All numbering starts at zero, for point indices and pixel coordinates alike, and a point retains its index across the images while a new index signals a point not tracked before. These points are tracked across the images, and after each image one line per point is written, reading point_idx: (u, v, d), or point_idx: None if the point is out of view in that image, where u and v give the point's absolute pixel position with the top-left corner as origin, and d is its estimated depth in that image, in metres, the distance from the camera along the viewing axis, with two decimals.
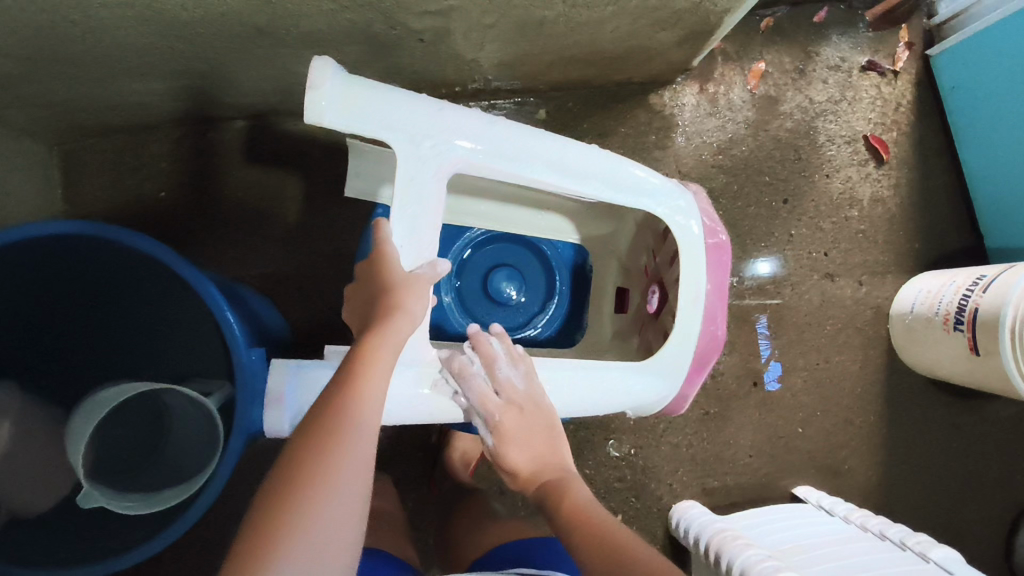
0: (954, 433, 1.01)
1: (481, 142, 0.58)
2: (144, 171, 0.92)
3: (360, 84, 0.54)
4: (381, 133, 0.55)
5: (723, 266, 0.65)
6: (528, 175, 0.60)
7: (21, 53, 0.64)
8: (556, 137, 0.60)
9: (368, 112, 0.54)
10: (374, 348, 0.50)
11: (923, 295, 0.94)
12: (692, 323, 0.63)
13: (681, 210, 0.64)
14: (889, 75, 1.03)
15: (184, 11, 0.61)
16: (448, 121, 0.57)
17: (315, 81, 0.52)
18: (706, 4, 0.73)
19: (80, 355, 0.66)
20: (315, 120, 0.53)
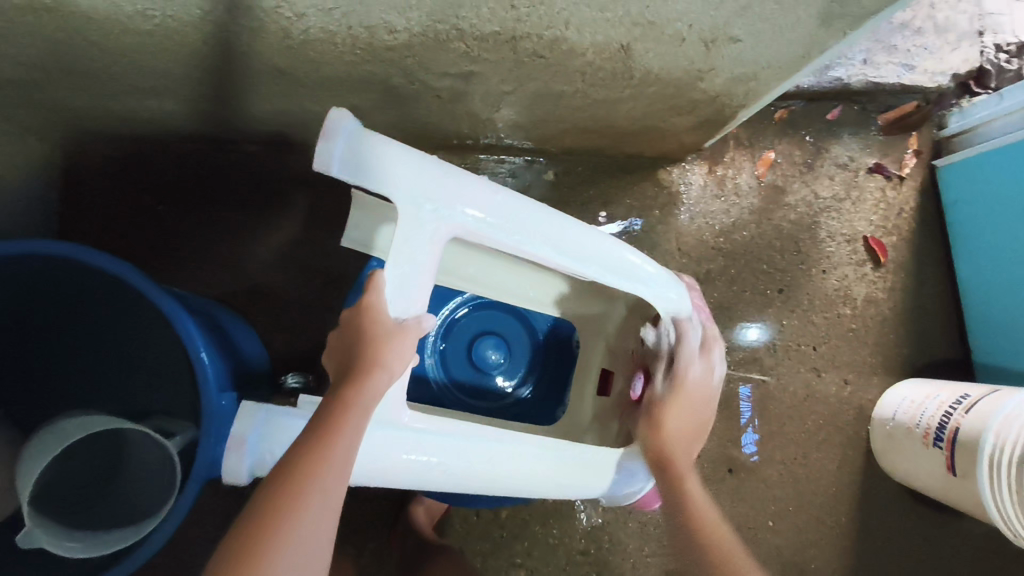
0: (925, 544, 1.00)
1: (488, 212, 0.54)
2: (145, 182, 0.91)
3: (375, 138, 0.50)
4: (385, 189, 0.51)
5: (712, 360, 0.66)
6: (534, 252, 0.57)
7: (35, 62, 0.64)
8: (565, 217, 0.58)
9: (374, 167, 0.50)
10: (349, 407, 0.47)
11: (906, 404, 0.94)
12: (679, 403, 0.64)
13: (676, 305, 0.63)
14: (895, 179, 1.05)
15: (206, 45, 0.61)
16: (457, 186, 0.53)
17: (330, 131, 0.47)
18: (723, 98, 0.74)
19: (49, 373, 0.65)
20: (320, 169, 0.48)
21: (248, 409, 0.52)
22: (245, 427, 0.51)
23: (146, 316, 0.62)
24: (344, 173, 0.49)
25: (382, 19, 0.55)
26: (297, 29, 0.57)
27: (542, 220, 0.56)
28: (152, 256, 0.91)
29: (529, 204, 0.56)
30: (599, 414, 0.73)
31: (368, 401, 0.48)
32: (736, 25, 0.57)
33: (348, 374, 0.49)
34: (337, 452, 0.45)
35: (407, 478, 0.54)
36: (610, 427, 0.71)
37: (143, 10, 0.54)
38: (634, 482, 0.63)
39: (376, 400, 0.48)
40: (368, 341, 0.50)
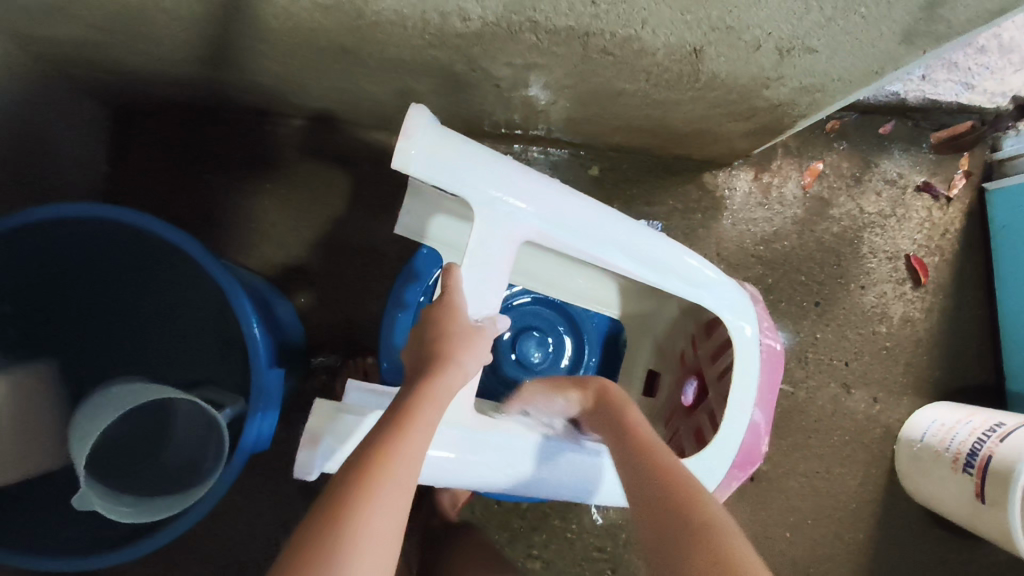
0: (940, 567, 1.00)
1: (558, 215, 0.55)
2: (192, 149, 0.91)
3: (450, 138, 0.51)
4: (461, 189, 0.52)
5: (775, 378, 0.64)
6: (603, 260, 0.57)
7: (103, 25, 0.64)
8: (636, 225, 0.58)
9: (450, 168, 0.51)
10: (423, 400, 0.47)
11: (936, 426, 0.93)
12: (738, 430, 0.60)
13: (741, 313, 0.61)
14: (942, 200, 1.03)
15: (275, 19, 0.61)
16: (531, 189, 0.54)
17: (409, 131, 0.49)
18: (784, 107, 0.73)
19: (96, 338, 0.66)
20: (400, 167, 0.50)
21: (324, 409, 0.53)
22: (325, 427, 0.53)
23: (199, 285, 0.63)
24: (421, 173, 0.50)
25: (458, 6, 0.55)
26: (371, 10, 0.56)
27: (611, 223, 0.57)
28: (195, 223, 0.91)
29: (599, 208, 0.56)
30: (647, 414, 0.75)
31: (443, 395, 0.48)
32: (816, 36, 0.56)
33: (421, 368, 0.49)
34: (405, 448, 0.44)
35: (459, 477, 0.56)
36: (658, 429, 0.72)
37: None
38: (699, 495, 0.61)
39: (450, 392, 0.48)
40: (444, 336, 0.50)
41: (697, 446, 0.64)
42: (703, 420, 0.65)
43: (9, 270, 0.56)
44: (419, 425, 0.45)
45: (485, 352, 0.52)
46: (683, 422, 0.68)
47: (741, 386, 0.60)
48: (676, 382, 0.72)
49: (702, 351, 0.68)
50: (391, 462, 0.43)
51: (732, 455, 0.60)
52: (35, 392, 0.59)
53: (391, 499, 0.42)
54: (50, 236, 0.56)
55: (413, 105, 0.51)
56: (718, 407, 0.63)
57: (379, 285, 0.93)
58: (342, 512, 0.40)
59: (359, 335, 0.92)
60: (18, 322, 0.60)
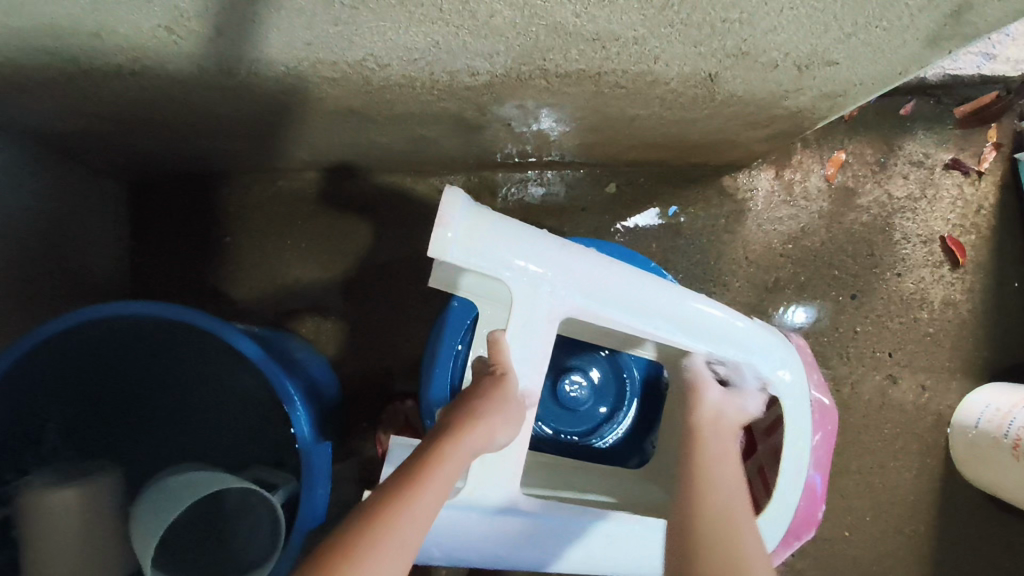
0: (1008, 551, 0.97)
1: (598, 289, 0.54)
2: (211, 214, 0.92)
3: (487, 218, 0.50)
4: (500, 272, 0.51)
5: (828, 432, 0.63)
6: (647, 329, 0.56)
7: (114, 116, 0.64)
8: (682, 290, 0.57)
9: (487, 250, 0.50)
10: (451, 450, 0.48)
11: (991, 411, 0.91)
12: (791, 490, 0.60)
13: (779, 359, 0.61)
14: (973, 175, 1.00)
15: (282, 94, 0.60)
16: (571, 264, 0.53)
17: (446, 217, 0.48)
18: (804, 113, 0.71)
19: (137, 434, 0.64)
20: (437, 255, 0.49)
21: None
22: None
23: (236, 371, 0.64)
24: (459, 257, 0.49)
25: (466, 65, 0.53)
26: (378, 77, 0.55)
27: (653, 292, 0.55)
28: (220, 286, 0.92)
29: (640, 276, 0.56)
30: None
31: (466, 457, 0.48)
32: (836, 50, 0.54)
33: (447, 427, 0.50)
34: (421, 504, 0.44)
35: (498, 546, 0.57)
36: None
37: (227, 68, 0.53)
38: None
39: (474, 450, 0.49)
40: (482, 392, 0.52)
41: (751, 507, 0.64)
42: (753, 473, 0.67)
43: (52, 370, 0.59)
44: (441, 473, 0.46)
45: (516, 427, 0.53)
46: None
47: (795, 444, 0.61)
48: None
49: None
50: (404, 514, 0.43)
51: (788, 517, 0.60)
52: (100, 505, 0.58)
53: (397, 549, 0.42)
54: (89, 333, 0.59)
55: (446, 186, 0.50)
56: (768, 464, 0.64)
57: (409, 327, 0.92)
58: (341, 557, 0.40)
59: (394, 381, 0.92)
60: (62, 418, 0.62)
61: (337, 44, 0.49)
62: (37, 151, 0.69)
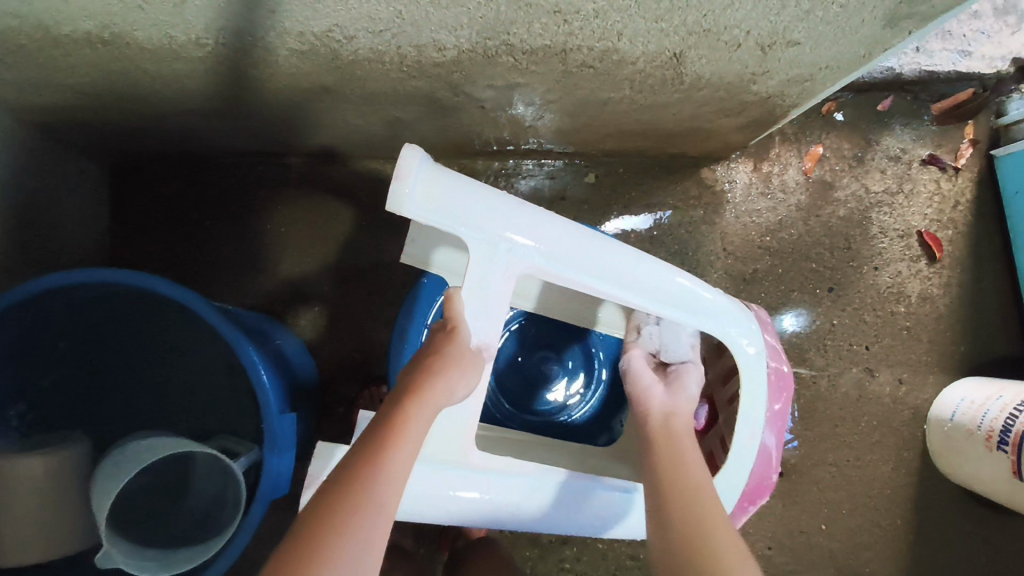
0: (984, 547, 0.97)
1: (558, 249, 0.54)
2: (190, 197, 0.92)
3: (445, 175, 0.50)
4: (458, 229, 0.51)
5: (785, 398, 0.64)
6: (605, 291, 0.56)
7: (90, 90, 0.65)
8: (642, 255, 0.58)
9: (445, 206, 0.50)
10: (408, 420, 0.47)
11: (966, 404, 0.91)
12: (748, 456, 0.60)
13: (737, 324, 0.61)
14: (950, 170, 1.01)
15: (255, 69, 0.61)
16: (531, 226, 0.53)
17: (403, 170, 0.48)
18: (775, 99, 0.72)
19: (108, 399, 0.66)
20: (394, 210, 0.49)
21: (324, 450, 0.56)
22: (326, 468, 0.56)
23: (208, 344, 0.64)
24: (415, 212, 0.50)
25: (431, 38, 0.54)
26: (346, 50, 0.56)
27: (609, 254, 0.56)
28: (198, 267, 0.92)
29: (600, 238, 0.56)
30: None
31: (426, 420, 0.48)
32: (796, 30, 0.55)
33: (402, 394, 0.49)
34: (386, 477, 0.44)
35: (464, 513, 0.56)
36: None
37: (195, 38, 0.54)
38: None
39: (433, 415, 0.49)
40: (436, 355, 0.51)
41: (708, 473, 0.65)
42: (713, 444, 0.66)
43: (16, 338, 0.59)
44: (402, 443, 0.46)
45: (475, 378, 0.53)
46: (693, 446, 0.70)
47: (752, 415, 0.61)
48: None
49: (714, 376, 0.70)
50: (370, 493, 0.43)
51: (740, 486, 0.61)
52: (63, 478, 0.58)
53: (373, 526, 0.42)
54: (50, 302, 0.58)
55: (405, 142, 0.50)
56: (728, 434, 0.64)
57: (386, 313, 0.93)
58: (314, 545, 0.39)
59: (371, 365, 0.92)
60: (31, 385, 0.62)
61: (302, 13, 0.50)
62: (12, 126, 0.70)
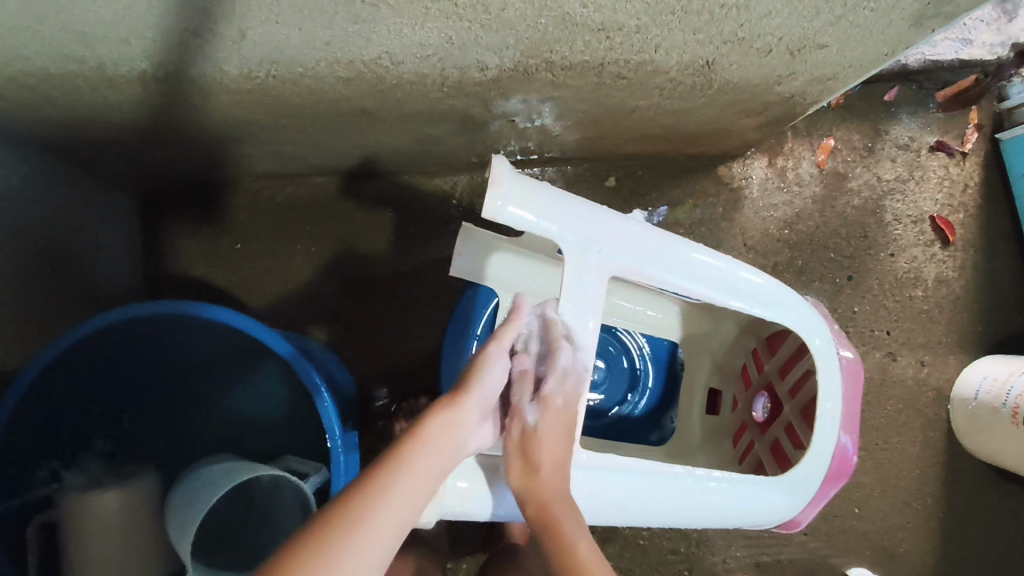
0: (1012, 520, 1.00)
1: (640, 251, 0.58)
2: (221, 223, 0.93)
3: (533, 185, 0.53)
4: (550, 234, 0.54)
5: (858, 385, 0.65)
6: (684, 288, 0.60)
7: (134, 125, 0.66)
8: (711, 250, 0.61)
9: (539, 212, 0.52)
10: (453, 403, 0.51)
11: (989, 381, 0.94)
12: (824, 448, 0.63)
13: (814, 328, 0.64)
14: (958, 156, 1.03)
15: (298, 97, 0.62)
16: (615, 228, 0.56)
17: (499, 179, 0.50)
18: (796, 98, 0.74)
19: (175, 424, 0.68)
20: (492, 218, 0.51)
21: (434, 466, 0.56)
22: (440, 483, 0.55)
23: (271, 371, 0.66)
24: (511, 219, 0.51)
25: (476, 60, 0.56)
26: (392, 75, 0.57)
27: (684, 251, 0.59)
28: (232, 291, 0.93)
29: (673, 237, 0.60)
30: (712, 433, 0.77)
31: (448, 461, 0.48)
32: (826, 33, 0.57)
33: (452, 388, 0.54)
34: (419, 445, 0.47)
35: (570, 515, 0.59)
36: (724, 447, 0.76)
37: (248, 72, 0.55)
38: (775, 505, 0.63)
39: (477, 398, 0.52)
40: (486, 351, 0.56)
41: (779, 466, 0.67)
42: (780, 435, 0.69)
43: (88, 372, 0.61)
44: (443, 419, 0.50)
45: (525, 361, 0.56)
46: (757, 439, 0.72)
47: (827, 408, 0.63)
48: (744, 402, 0.75)
49: (769, 368, 0.72)
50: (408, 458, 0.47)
51: (823, 471, 0.63)
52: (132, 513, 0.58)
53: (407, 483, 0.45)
54: (121, 336, 0.61)
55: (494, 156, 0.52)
56: (797, 425, 0.66)
57: (420, 325, 0.94)
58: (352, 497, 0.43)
59: (409, 377, 0.94)
60: (110, 407, 0.65)
61: (356, 43, 0.51)
62: (54, 164, 0.71)
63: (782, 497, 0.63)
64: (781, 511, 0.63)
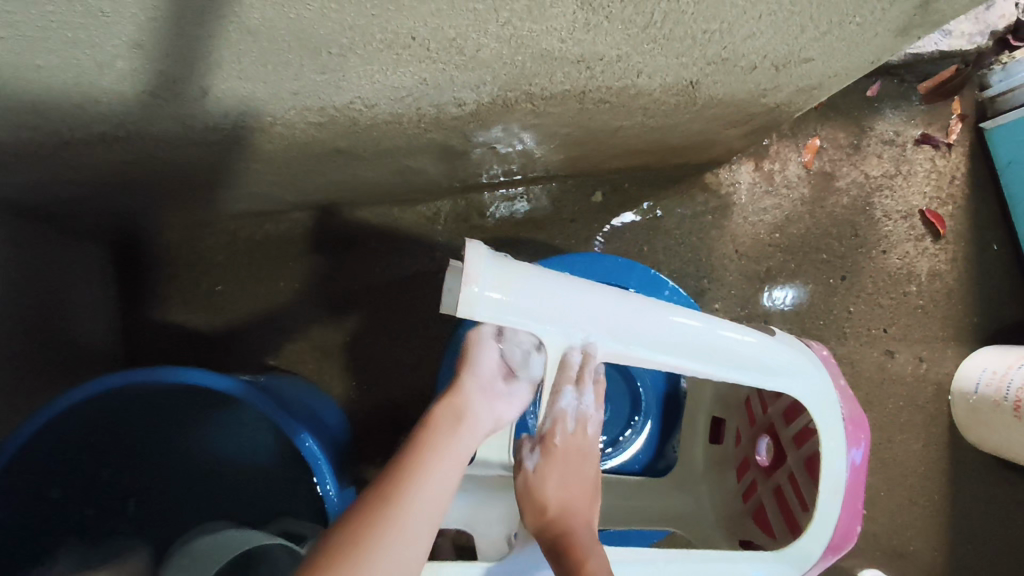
0: (1019, 510, 1.00)
1: (629, 331, 0.54)
2: (200, 266, 0.90)
3: (512, 269, 0.49)
4: (530, 324, 0.50)
5: (863, 441, 0.62)
6: (676, 363, 0.56)
7: (98, 179, 0.64)
8: (706, 316, 0.57)
9: (516, 302, 0.49)
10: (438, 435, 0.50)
11: (988, 375, 0.94)
12: (830, 511, 0.59)
13: (808, 378, 0.61)
14: (943, 148, 1.03)
15: (269, 143, 0.59)
16: (601, 309, 0.52)
17: (472, 272, 0.47)
18: (781, 107, 0.73)
19: (174, 492, 0.65)
20: (466, 311, 0.48)
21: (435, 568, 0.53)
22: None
23: (258, 427, 0.63)
24: (487, 314, 0.48)
25: (453, 97, 0.54)
26: (366, 117, 0.55)
27: (677, 327, 0.55)
28: (213, 335, 0.90)
29: (666, 309, 0.56)
30: (715, 459, 0.77)
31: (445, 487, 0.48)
32: (812, 48, 0.55)
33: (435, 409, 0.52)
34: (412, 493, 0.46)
35: None
36: (727, 478, 0.74)
37: (214, 124, 0.53)
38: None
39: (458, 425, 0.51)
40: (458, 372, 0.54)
41: (784, 519, 0.64)
42: (783, 481, 0.66)
43: (72, 440, 0.59)
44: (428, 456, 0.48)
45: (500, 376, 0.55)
46: (760, 480, 0.70)
47: (832, 472, 0.59)
48: (746, 438, 0.73)
49: (772, 411, 0.69)
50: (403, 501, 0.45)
51: (826, 539, 0.59)
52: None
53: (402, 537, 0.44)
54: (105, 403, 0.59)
55: (468, 241, 0.49)
56: (801, 475, 0.64)
57: (411, 358, 0.92)
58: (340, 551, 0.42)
59: (404, 413, 0.91)
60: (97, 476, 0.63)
61: (325, 91, 0.49)
62: (17, 224, 0.68)
63: (781, 568, 0.59)
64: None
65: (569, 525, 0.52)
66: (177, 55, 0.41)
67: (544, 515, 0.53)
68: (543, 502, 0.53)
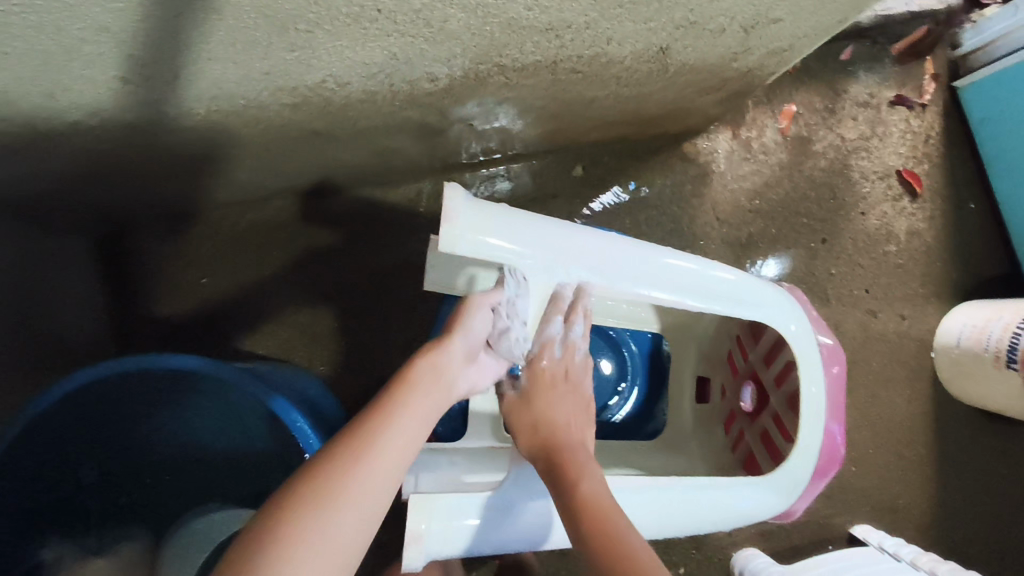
0: (1001, 458, 1.03)
1: (606, 266, 0.58)
2: (184, 257, 0.90)
3: (491, 210, 0.54)
4: (512, 259, 0.55)
5: (839, 371, 0.64)
6: (658, 296, 0.60)
7: (74, 171, 0.63)
8: (681, 255, 0.62)
9: (496, 239, 0.54)
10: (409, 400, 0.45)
11: (968, 329, 0.96)
12: (811, 437, 0.62)
13: (787, 314, 0.64)
14: (917, 108, 1.04)
15: (244, 127, 0.59)
16: (577, 246, 0.58)
17: (451, 212, 0.52)
18: (753, 72, 0.74)
19: (171, 473, 0.67)
20: (449, 250, 0.52)
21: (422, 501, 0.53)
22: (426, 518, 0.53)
23: (251, 409, 0.64)
24: (469, 251, 0.53)
25: (425, 72, 0.54)
26: (341, 96, 0.55)
27: (654, 263, 0.60)
28: (201, 325, 0.90)
29: (642, 248, 0.60)
30: (702, 419, 0.78)
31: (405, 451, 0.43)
32: (778, 9, 0.56)
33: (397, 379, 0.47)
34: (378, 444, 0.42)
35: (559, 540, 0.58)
36: (716, 437, 0.76)
37: (188, 109, 0.53)
38: (769, 501, 0.61)
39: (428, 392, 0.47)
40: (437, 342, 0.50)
41: (771, 456, 0.67)
42: (769, 424, 0.69)
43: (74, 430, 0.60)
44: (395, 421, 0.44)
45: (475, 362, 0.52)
46: (747, 427, 0.72)
47: (812, 400, 0.62)
48: (731, 390, 0.75)
49: (753, 356, 0.72)
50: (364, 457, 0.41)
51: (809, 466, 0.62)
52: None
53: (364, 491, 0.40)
54: (106, 392, 0.60)
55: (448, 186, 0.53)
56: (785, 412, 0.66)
57: (400, 339, 0.92)
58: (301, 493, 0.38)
59: None
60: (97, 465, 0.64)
61: (296, 70, 0.49)
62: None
63: (768, 495, 0.61)
64: (774, 506, 0.62)
65: (563, 440, 0.54)
66: (145, 37, 0.41)
67: (537, 433, 0.55)
68: (535, 421, 0.55)
